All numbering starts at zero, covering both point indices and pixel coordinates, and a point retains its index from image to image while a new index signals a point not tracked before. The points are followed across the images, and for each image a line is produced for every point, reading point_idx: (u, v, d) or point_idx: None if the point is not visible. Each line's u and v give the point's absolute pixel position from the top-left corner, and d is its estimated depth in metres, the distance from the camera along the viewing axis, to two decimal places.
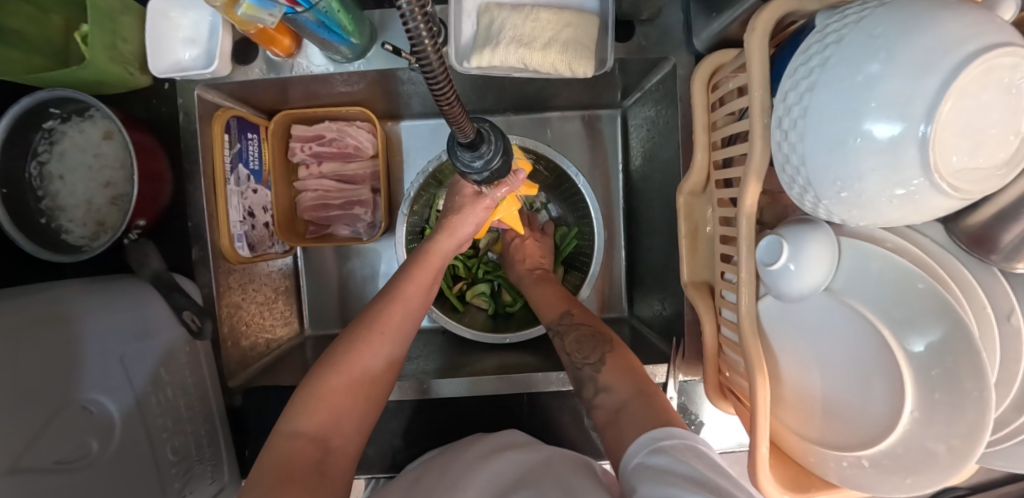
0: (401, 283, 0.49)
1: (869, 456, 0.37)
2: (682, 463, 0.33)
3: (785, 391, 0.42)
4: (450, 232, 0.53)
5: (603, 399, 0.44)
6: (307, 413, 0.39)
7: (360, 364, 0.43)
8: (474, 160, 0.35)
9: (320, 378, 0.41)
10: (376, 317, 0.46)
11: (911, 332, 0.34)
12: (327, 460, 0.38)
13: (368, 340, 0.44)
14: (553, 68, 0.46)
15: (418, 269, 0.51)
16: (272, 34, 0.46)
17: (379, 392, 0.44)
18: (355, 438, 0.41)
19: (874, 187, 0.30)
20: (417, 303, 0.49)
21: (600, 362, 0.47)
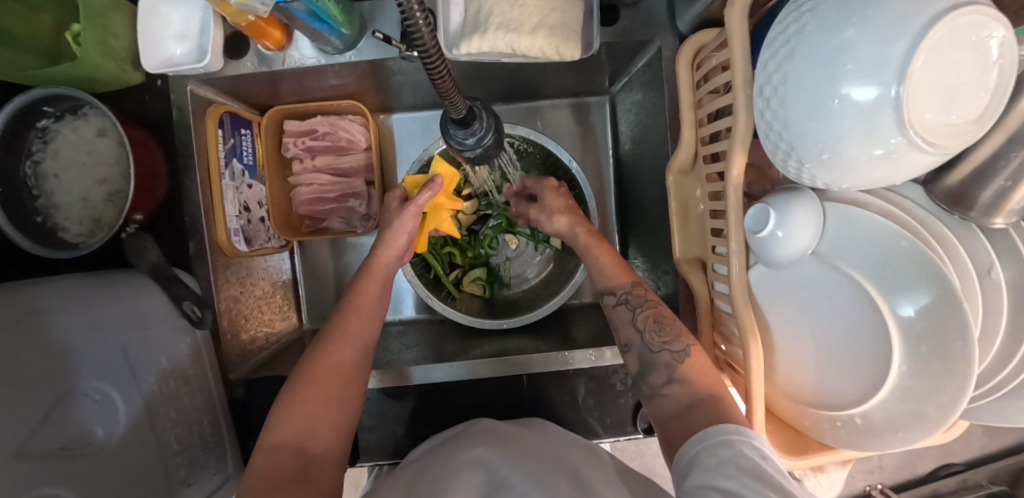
0: (352, 296, 0.50)
1: (863, 412, 0.38)
2: (746, 460, 0.33)
3: (779, 360, 0.43)
4: (387, 245, 0.53)
5: (675, 391, 0.43)
6: (283, 423, 0.39)
7: (329, 366, 0.43)
8: (466, 137, 0.36)
9: (293, 389, 0.41)
10: (337, 326, 0.47)
11: (890, 290, 0.36)
12: (310, 467, 0.38)
13: (329, 348, 0.45)
14: (541, 51, 0.47)
15: (365, 283, 0.51)
16: (263, 27, 0.46)
17: (353, 391, 0.43)
18: (334, 445, 0.40)
19: (853, 147, 0.31)
20: (373, 312, 0.49)
21: (684, 351, 0.44)
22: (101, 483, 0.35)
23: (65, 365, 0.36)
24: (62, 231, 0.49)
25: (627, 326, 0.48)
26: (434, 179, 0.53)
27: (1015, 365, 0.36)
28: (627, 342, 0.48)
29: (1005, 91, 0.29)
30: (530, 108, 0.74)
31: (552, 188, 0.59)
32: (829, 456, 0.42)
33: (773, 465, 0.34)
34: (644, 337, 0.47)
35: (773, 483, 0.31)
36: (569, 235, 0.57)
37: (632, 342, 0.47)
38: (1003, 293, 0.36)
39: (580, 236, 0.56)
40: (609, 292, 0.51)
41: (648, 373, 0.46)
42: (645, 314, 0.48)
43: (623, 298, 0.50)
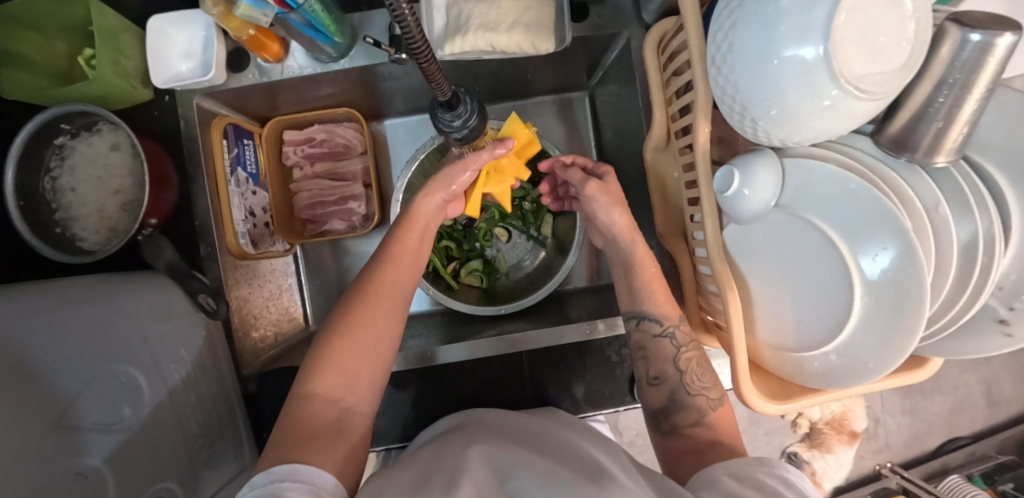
0: (390, 245, 0.51)
1: (837, 350, 0.41)
2: (767, 485, 0.39)
3: (758, 312, 0.46)
4: (429, 194, 0.52)
5: (698, 431, 0.49)
6: (318, 376, 0.42)
7: (363, 318, 0.45)
8: (453, 120, 0.39)
9: (324, 349, 0.44)
10: (372, 277, 0.48)
11: (852, 231, 0.39)
12: (343, 419, 0.41)
13: (365, 303, 0.46)
14: (518, 47, 0.51)
15: (405, 229, 0.52)
16: (262, 40, 0.50)
17: (384, 344, 0.45)
18: (366, 397, 0.44)
19: (796, 100, 0.35)
20: (408, 263, 0.51)
21: (717, 399, 0.51)
22: (131, 457, 0.38)
23: (110, 345, 0.39)
24: (80, 241, 0.52)
25: (669, 364, 0.52)
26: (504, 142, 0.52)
27: (969, 294, 0.40)
28: (660, 376, 0.53)
29: (924, 40, 0.33)
30: (516, 106, 0.78)
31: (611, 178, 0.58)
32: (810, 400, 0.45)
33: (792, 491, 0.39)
34: (681, 377, 0.52)
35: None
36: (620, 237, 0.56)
37: (668, 378, 0.52)
38: (950, 224, 0.38)
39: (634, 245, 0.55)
40: (652, 321, 0.53)
41: (675, 411, 0.52)
42: (688, 355, 0.52)
43: (668, 330, 0.53)
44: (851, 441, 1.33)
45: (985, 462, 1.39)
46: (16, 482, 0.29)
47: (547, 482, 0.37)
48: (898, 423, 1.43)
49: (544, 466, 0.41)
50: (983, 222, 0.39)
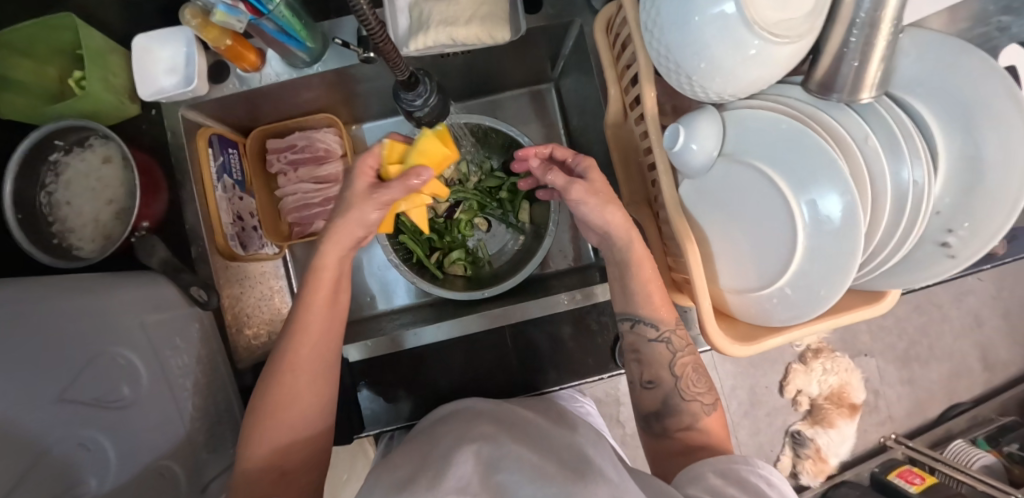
0: (298, 315, 0.49)
1: (791, 283, 0.43)
2: (750, 483, 0.43)
3: (718, 257, 0.49)
4: (333, 241, 0.47)
5: (693, 435, 0.54)
6: (253, 450, 0.47)
7: (285, 395, 0.48)
8: (415, 99, 0.43)
9: (257, 423, 0.48)
10: (285, 352, 0.49)
11: (791, 171, 0.42)
12: (287, 478, 0.48)
13: (284, 383, 0.48)
14: (477, 38, 0.55)
15: (313, 290, 0.49)
16: (239, 50, 0.54)
17: (312, 409, 0.49)
18: (306, 452, 0.49)
19: (719, 51, 0.38)
20: (323, 326, 0.50)
21: (709, 405, 0.56)
22: (130, 432, 0.40)
23: (104, 331, 0.42)
24: (77, 251, 0.55)
25: (666, 368, 0.56)
26: (422, 171, 0.44)
27: (906, 220, 0.42)
28: (653, 380, 0.57)
29: None
30: (488, 102, 0.82)
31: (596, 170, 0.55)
32: (775, 339, 0.47)
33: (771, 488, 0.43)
34: (675, 383, 0.56)
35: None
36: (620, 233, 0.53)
37: (662, 382, 0.56)
38: (880, 152, 0.42)
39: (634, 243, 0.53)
40: (649, 324, 0.55)
41: (667, 414, 0.56)
42: (681, 360, 0.56)
43: (665, 336, 0.56)
44: (852, 415, 1.36)
45: (987, 425, 1.41)
46: (25, 446, 0.32)
47: (536, 479, 0.38)
48: (897, 393, 1.44)
49: (533, 459, 0.42)
50: (910, 149, 0.42)
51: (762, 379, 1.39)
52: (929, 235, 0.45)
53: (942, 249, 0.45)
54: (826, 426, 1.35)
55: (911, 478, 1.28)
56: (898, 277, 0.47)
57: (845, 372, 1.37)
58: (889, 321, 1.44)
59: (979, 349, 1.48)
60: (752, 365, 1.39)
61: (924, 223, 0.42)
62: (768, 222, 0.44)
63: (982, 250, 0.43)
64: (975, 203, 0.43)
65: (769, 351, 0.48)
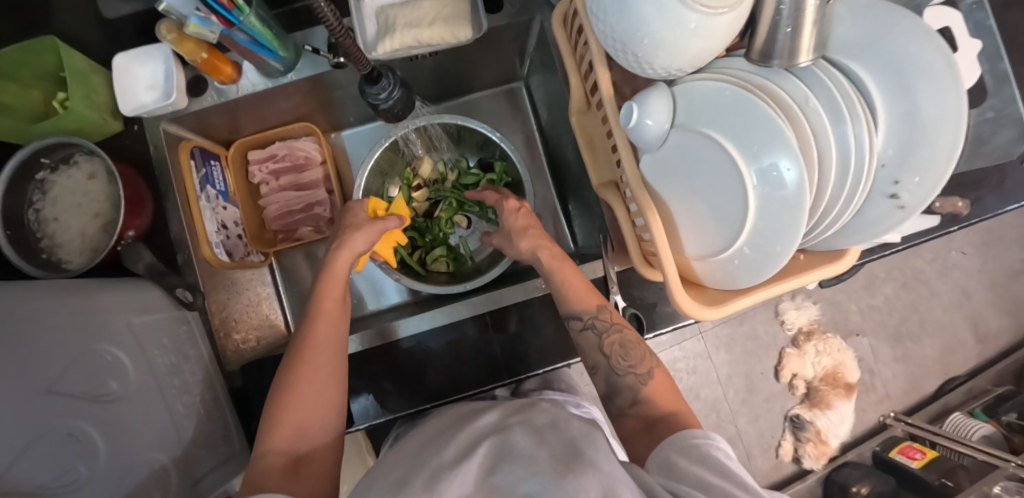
0: (316, 302, 0.55)
1: (749, 242, 0.45)
2: (713, 457, 0.45)
3: (682, 225, 0.51)
4: (347, 247, 0.57)
5: (640, 408, 0.56)
6: (273, 436, 0.48)
7: (310, 373, 0.51)
8: (379, 92, 0.46)
9: (279, 405, 0.50)
10: (307, 335, 0.53)
11: (739, 135, 0.44)
12: (302, 467, 0.48)
13: (302, 365, 0.51)
14: (441, 38, 0.58)
15: (328, 283, 0.56)
16: (215, 63, 0.57)
17: (331, 394, 0.52)
18: (321, 442, 0.51)
19: (658, 26, 0.41)
20: (337, 316, 0.55)
21: (646, 374, 0.57)
22: (119, 425, 0.42)
23: (90, 329, 0.43)
24: (66, 264, 0.56)
25: (597, 351, 0.58)
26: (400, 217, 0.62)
27: (855, 171, 0.44)
28: (596, 365, 0.59)
29: None
30: (462, 104, 0.85)
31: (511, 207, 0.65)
32: (740, 302, 0.49)
33: (732, 460, 0.46)
34: (610, 361, 0.58)
35: (732, 472, 0.43)
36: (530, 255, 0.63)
37: (601, 365, 0.59)
38: (820, 112, 0.44)
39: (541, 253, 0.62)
40: (574, 318, 0.60)
41: (616, 394, 0.58)
42: (610, 341, 0.58)
43: (590, 322, 0.59)
44: (848, 395, 1.36)
45: (984, 396, 1.41)
46: (15, 430, 0.33)
47: (533, 472, 0.41)
48: (893, 370, 1.45)
49: (531, 448, 0.45)
50: (847, 106, 0.44)
51: (757, 365, 1.40)
52: (878, 188, 0.48)
53: (892, 202, 0.47)
54: (824, 408, 1.35)
55: (913, 454, 1.28)
56: (855, 232, 0.49)
57: (838, 352, 1.38)
58: (878, 300, 1.46)
59: (969, 321, 1.50)
60: (746, 352, 1.40)
61: (869, 176, 0.44)
62: (722, 186, 0.46)
63: (926, 200, 0.46)
64: (914, 154, 0.45)
65: (736, 313, 0.50)
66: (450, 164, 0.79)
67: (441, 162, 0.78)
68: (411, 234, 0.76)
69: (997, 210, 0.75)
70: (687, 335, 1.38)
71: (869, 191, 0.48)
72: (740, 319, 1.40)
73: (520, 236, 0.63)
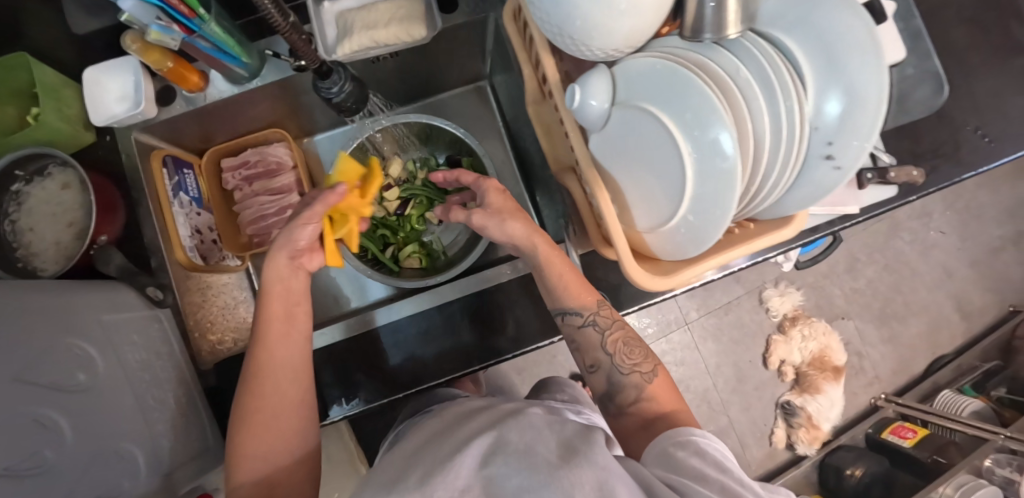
0: (260, 328, 0.56)
1: (691, 209, 0.46)
2: (708, 454, 0.45)
3: (631, 198, 0.52)
4: (281, 245, 0.56)
5: (645, 405, 0.57)
6: (239, 466, 0.51)
7: (261, 401, 0.52)
8: (331, 87, 0.48)
9: (239, 436, 0.52)
10: (254, 362, 0.54)
11: (672, 105, 0.45)
12: (274, 488, 0.50)
13: (254, 392, 0.53)
14: (397, 38, 0.61)
15: (269, 304, 0.56)
16: (182, 72, 0.59)
17: (290, 414, 0.53)
18: (291, 460, 0.53)
19: (586, 6, 0.43)
20: (285, 336, 0.56)
21: (650, 372, 0.59)
22: (87, 415, 0.43)
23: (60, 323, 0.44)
24: (41, 271, 0.57)
25: (600, 348, 0.60)
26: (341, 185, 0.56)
27: (787, 133, 0.45)
28: (596, 364, 0.61)
29: None
30: (429, 105, 0.87)
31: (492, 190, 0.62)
32: (687, 270, 0.51)
33: (728, 458, 0.46)
34: (613, 360, 0.60)
35: (727, 470, 0.43)
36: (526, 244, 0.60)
37: (602, 363, 0.61)
38: (748, 81, 0.46)
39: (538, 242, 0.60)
40: (575, 313, 0.61)
41: (616, 393, 0.59)
42: (613, 338, 0.60)
43: (591, 319, 0.61)
44: (837, 378, 1.37)
45: (972, 372, 1.42)
46: None
47: (523, 467, 0.37)
48: (881, 352, 1.45)
49: (520, 439, 0.41)
50: (775, 72, 0.46)
51: (745, 353, 1.41)
52: (814, 151, 0.48)
53: (830, 163, 0.48)
54: (813, 392, 1.35)
55: (904, 433, 1.28)
56: (799, 194, 0.50)
57: (824, 336, 1.39)
58: (861, 283, 1.48)
59: (953, 299, 1.51)
60: (733, 341, 1.41)
61: (802, 137, 0.45)
62: (660, 158, 0.47)
63: (860, 158, 0.47)
64: (844, 114, 0.46)
65: (687, 281, 0.51)
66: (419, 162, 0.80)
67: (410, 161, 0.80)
68: (386, 231, 0.78)
69: (955, 178, 0.78)
70: (673, 327, 1.39)
71: (806, 154, 0.49)
72: (725, 308, 1.41)
73: (511, 220, 0.60)
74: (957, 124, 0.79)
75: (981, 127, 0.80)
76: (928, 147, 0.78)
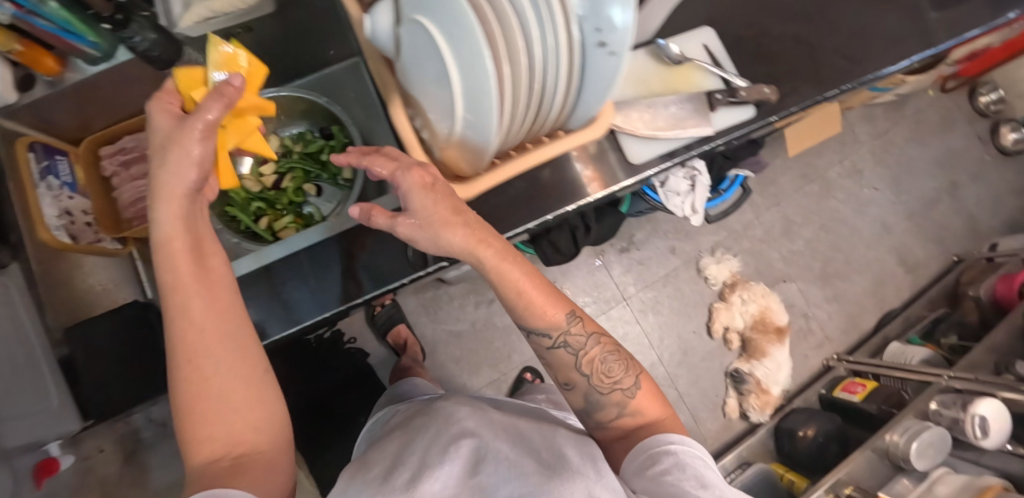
0: (165, 281, 0.38)
1: (466, 107, 0.46)
2: (688, 465, 0.46)
3: (434, 118, 0.53)
4: (169, 177, 0.37)
5: (627, 419, 0.55)
6: (199, 447, 0.37)
7: (210, 365, 0.38)
8: (131, 36, 0.52)
9: (187, 415, 0.38)
10: (172, 325, 0.38)
11: (430, 8, 0.45)
12: (245, 462, 0.37)
13: (189, 360, 0.38)
14: (231, 5, 0.64)
15: (165, 257, 0.38)
16: (33, 55, 0.58)
17: (253, 371, 0.40)
18: (264, 428, 0.40)
19: None
20: (211, 283, 0.39)
21: (632, 387, 0.55)
22: None
23: None
24: None
25: (574, 371, 0.56)
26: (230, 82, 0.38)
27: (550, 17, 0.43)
28: (569, 382, 0.57)
29: None
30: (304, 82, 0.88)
31: (419, 191, 0.45)
32: (480, 182, 0.54)
33: (706, 466, 0.48)
34: (590, 382, 0.56)
35: (705, 483, 0.45)
36: (461, 249, 0.48)
37: (576, 383, 0.57)
38: None
39: (473, 238, 0.48)
40: (543, 335, 0.55)
41: (595, 410, 0.56)
42: (589, 358, 0.56)
43: (562, 342, 0.55)
44: (780, 339, 1.35)
45: (920, 323, 1.39)
46: None
47: (513, 476, 0.43)
48: (826, 311, 1.44)
49: (512, 454, 0.46)
50: None
51: (687, 324, 1.38)
52: (589, 38, 0.46)
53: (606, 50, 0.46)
54: (760, 357, 1.33)
55: (854, 389, 1.25)
56: (595, 86, 0.49)
57: (764, 298, 1.38)
58: (799, 244, 1.47)
59: (895, 253, 1.50)
60: (674, 312, 1.38)
61: (567, 20, 0.43)
62: (438, 66, 0.46)
63: (629, 36, 0.44)
64: None
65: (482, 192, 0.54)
66: (295, 136, 0.82)
67: (287, 137, 0.81)
68: (261, 204, 0.79)
69: (817, 97, 0.78)
70: (612, 304, 1.36)
71: (583, 43, 0.47)
72: (663, 280, 1.39)
73: (448, 232, 0.46)
74: (814, 46, 0.79)
75: (839, 48, 0.81)
76: (788, 70, 0.78)
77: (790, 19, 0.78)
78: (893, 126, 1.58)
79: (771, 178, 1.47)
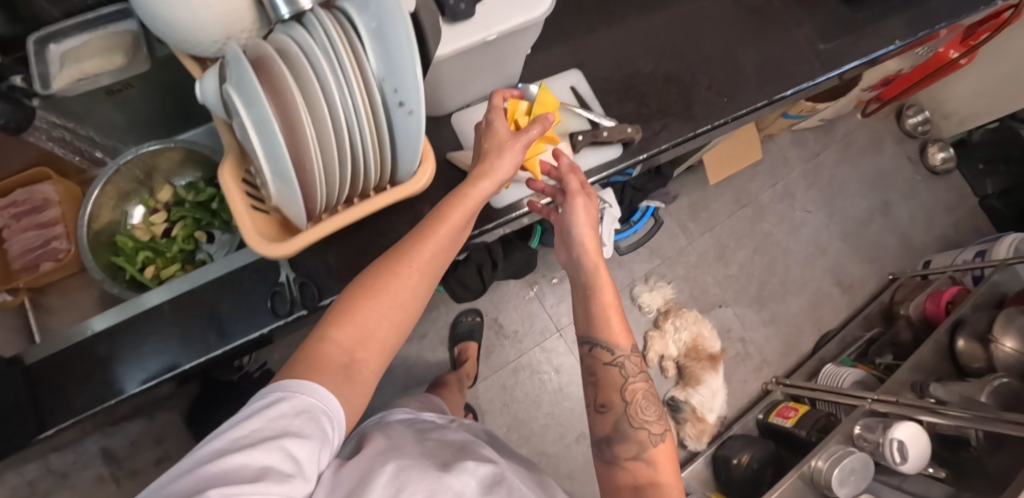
0: (441, 214, 0.49)
1: (271, 169, 0.45)
2: None
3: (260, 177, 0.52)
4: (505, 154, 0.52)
5: (639, 461, 0.49)
6: (340, 325, 0.41)
7: (400, 280, 0.44)
8: None
9: (350, 300, 0.43)
10: (408, 246, 0.46)
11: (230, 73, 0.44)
12: (352, 367, 0.40)
13: (395, 268, 0.44)
14: (99, 69, 0.68)
15: (455, 202, 0.50)
16: None
17: (407, 313, 0.45)
18: (376, 358, 0.42)
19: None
20: (447, 242, 0.48)
21: (659, 435, 0.51)
22: None
23: None
24: None
25: (616, 391, 0.54)
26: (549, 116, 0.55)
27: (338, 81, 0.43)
28: (606, 404, 0.54)
29: None
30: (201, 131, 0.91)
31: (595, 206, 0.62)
32: (301, 236, 0.51)
33: None
34: (626, 410, 0.53)
35: None
36: (577, 252, 0.59)
37: (613, 405, 0.54)
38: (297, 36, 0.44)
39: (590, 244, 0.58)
40: (604, 346, 0.55)
41: (617, 441, 0.51)
42: (633, 387, 0.54)
43: (619, 360, 0.54)
44: (714, 366, 1.34)
45: (856, 343, 1.39)
46: None
47: None
48: (763, 335, 1.45)
49: None
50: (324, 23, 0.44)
51: None
52: (390, 99, 0.46)
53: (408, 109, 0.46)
54: (694, 385, 1.31)
55: (787, 413, 1.24)
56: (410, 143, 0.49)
57: (695, 325, 1.37)
58: (733, 269, 1.48)
59: (831, 273, 1.52)
60: None
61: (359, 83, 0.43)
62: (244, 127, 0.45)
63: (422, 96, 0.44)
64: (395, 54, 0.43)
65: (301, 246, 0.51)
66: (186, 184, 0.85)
67: (178, 185, 0.84)
68: (148, 253, 0.81)
69: (688, 133, 0.79)
70: (546, 335, 1.36)
71: (386, 103, 0.47)
72: None
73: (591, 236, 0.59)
74: (686, 83, 0.82)
75: (712, 84, 0.83)
76: (658, 107, 0.80)
77: (660, 61, 0.82)
78: (823, 150, 1.62)
79: (703, 205, 1.50)
